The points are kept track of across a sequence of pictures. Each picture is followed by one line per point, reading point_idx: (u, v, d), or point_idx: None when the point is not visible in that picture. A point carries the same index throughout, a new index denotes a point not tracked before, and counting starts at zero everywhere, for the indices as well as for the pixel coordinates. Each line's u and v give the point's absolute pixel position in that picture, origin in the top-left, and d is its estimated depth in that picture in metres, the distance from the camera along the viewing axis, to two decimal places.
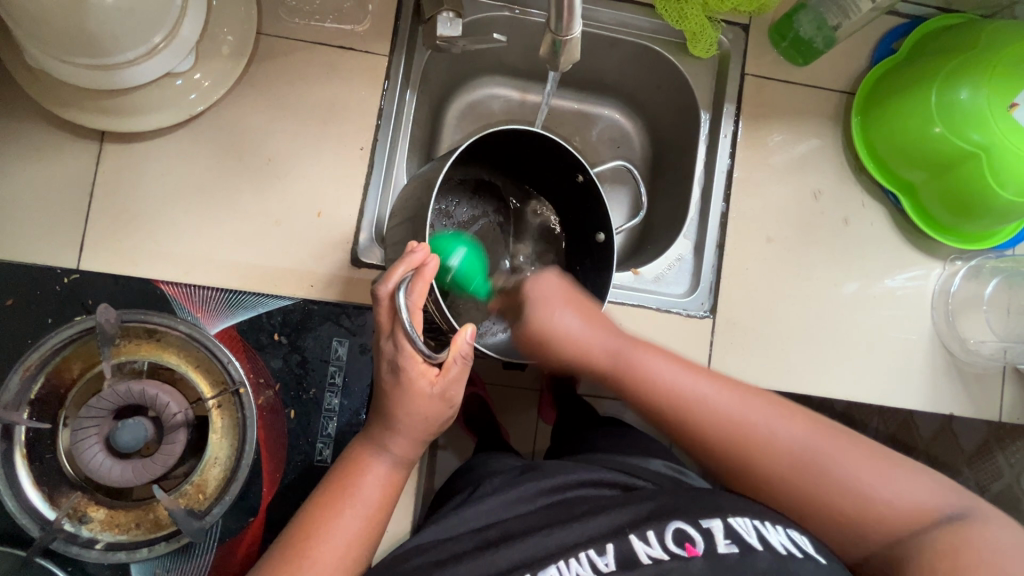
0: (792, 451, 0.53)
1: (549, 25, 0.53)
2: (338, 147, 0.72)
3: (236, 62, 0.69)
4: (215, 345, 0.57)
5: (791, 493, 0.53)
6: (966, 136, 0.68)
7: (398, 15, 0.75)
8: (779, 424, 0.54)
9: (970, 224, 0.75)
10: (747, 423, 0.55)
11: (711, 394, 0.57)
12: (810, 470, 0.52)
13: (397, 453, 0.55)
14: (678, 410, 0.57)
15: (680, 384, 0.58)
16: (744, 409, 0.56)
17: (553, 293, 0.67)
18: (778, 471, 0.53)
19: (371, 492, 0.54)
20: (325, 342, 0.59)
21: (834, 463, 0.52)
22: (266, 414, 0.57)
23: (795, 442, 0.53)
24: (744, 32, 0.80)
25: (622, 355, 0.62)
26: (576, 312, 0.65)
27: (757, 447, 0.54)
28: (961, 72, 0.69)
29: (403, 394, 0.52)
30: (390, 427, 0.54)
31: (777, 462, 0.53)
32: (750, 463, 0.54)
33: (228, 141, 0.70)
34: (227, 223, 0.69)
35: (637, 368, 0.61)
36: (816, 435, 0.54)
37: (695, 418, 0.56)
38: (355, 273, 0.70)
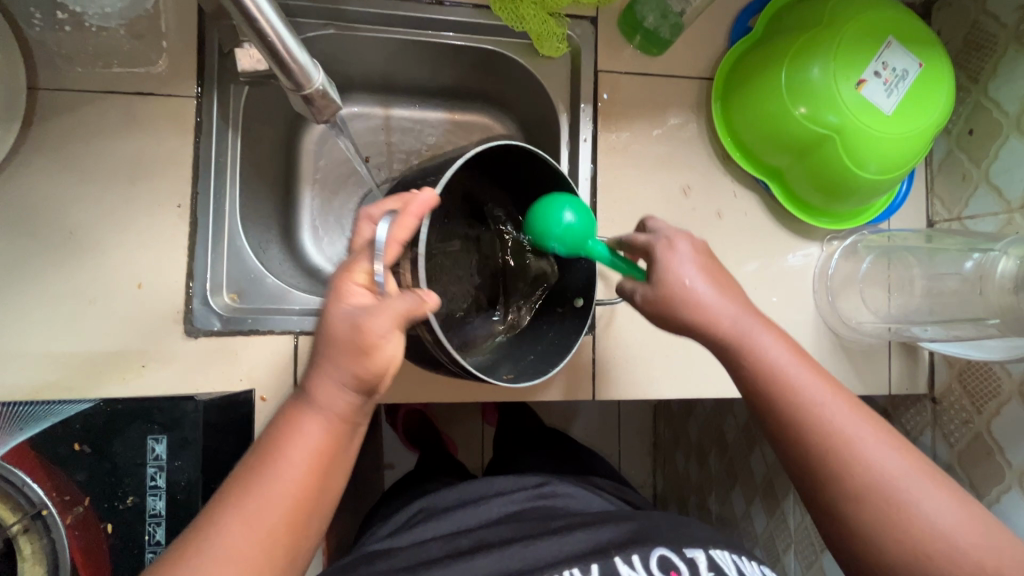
0: (880, 471, 0.50)
1: (283, 84, 0.54)
2: (151, 207, 0.64)
3: (9, 127, 0.60)
4: (3, 468, 0.50)
5: (847, 486, 0.50)
6: (821, 118, 0.65)
7: (201, 48, 0.66)
8: (875, 446, 0.51)
9: (840, 204, 0.73)
10: (846, 430, 0.51)
11: (818, 388, 0.52)
12: (887, 489, 0.49)
13: (329, 414, 0.46)
14: (787, 404, 0.52)
15: (789, 372, 0.53)
16: (843, 417, 0.52)
17: (676, 251, 0.56)
18: (846, 474, 0.50)
19: (296, 463, 0.45)
20: (138, 443, 0.52)
21: (916, 491, 0.49)
22: (80, 533, 0.51)
23: (885, 464, 0.50)
24: (592, 25, 0.74)
25: (742, 332, 0.54)
26: (711, 278, 0.55)
27: (847, 459, 0.50)
28: (809, 48, 0.66)
29: (332, 337, 0.45)
30: (326, 373, 0.45)
31: (865, 479, 0.50)
32: (828, 456, 0.51)
33: (17, 216, 0.61)
34: (36, 311, 0.61)
35: (753, 350, 0.53)
36: (906, 462, 0.50)
37: (789, 402, 0.52)
38: (191, 344, 0.64)
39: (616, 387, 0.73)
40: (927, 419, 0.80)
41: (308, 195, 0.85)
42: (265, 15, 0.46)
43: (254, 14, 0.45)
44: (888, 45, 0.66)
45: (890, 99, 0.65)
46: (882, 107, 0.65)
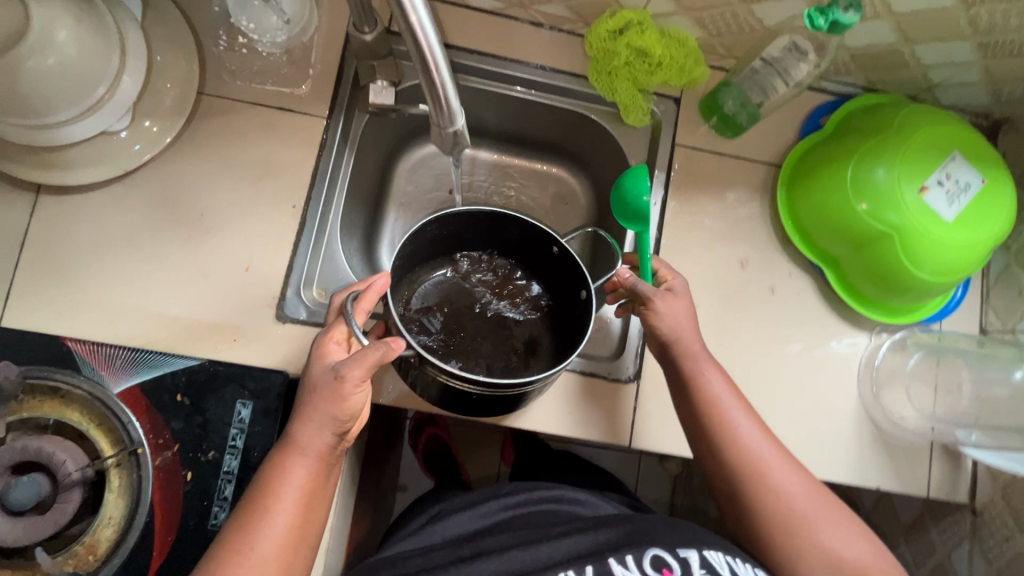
0: (792, 493, 0.62)
1: (431, 118, 0.52)
2: (271, 203, 0.74)
3: (174, 120, 0.72)
4: (117, 404, 0.58)
5: (766, 502, 0.62)
6: (881, 216, 0.70)
7: (339, 78, 0.77)
8: (790, 476, 0.63)
9: (894, 298, 0.76)
10: (769, 457, 0.64)
11: (748, 420, 0.65)
12: (795, 509, 0.62)
13: (309, 454, 0.54)
14: (726, 428, 0.65)
15: (730, 403, 0.65)
16: (770, 447, 0.64)
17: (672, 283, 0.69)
18: (772, 499, 0.62)
19: (288, 501, 0.53)
20: (228, 404, 0.59)
21: (818, 516, 0.62)
22: (163, 476, 0.57)
23: (796, 490, 0.62)
24: (675, 104, 0.82)
25: (694, 363, 0.67)
26: (684, 322, 0.68)
27: (770, 483, 0.63)
28: (876, 149, 0.72)
29: (316, 390, 0.54)
30: (303, 430, 0.54)
31: (778, 497, 0.62)
32: (754, 474, 0.63)
33: (162, 194, 0.72)
34: (159, 276, 0.71)
35: (703, 382, 0.66)
36: (817, 494, 0.63)
37: (730, 426, 0.64)
38: (278, 328, 0.71)
39: (652, 440, 0.75)
40: (965, 531, 0.79)
41: (393, 217, 0.92)
42: (432, 51, 0.45)
43: (422, 48, 0.44)
44: (952, 158, 0.71)
45: (951, 208, 0.70)
46: (942, 214, 0.69)
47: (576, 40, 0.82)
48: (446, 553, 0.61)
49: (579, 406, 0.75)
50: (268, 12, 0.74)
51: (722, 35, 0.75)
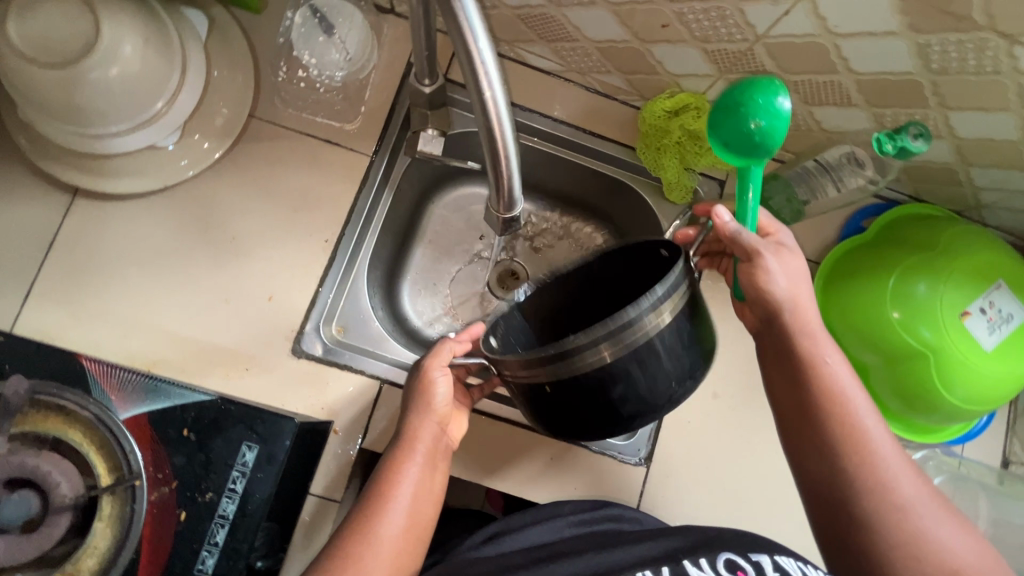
0: (902, 492, 0.53)
1: (488, 200, 0.49)
2: (305, 235, 0.73)
3: (221, 140, 0.71)
4: (121, 432, 0.56)
5: (870, 499, 0.52)
6: (919, 334, 0.69)
7: (389, 119, 0.77)
8: (902, 472, 0.53)
9: (920, 417, 0.74)
10: (881, 449, 0.54)
11: (861, 404, 0.55)
12: (905, 510, 0.52)
13: (423, 448, 0.57)
14: (838, 411, 0.54)
15: (845, 387, 0.55)
16: (882, 438, 0.54)
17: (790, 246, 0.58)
18: (878, 495, 0.52)
19: (405, 493, 0.55)
20: (234, 445, 0.57)
21: (933, 520, 0.52)
22: (155, 513, 0.55)
23: (907, 489, 0.53)
24: (719, 186, 0.82)
25: (808, 332, 0.56)
26: (803, 287, 0.57)
27: (875, 475, 0.53)
28: (920, 265, 0.71)
29: (418, 393, 0.59)
30: (415, 434, 0.58)
31: (885, 490, 0.52)
32: (863, 462, 0.53)
33: (197, 211, 0.71)
34: (181, 294, 0.70)
35: (818, 360, 0.56)
36: (932, 498, 0.53)
37: (842, 410, 0.54)
38: (293, 362, 0.70)
39: None
40: None
41: (420, 254, 0.90)
42: (503, 135, 0.42)
43: (492, 131, 0.41)
44: (996, 286, 0.70)
45: (990, 337, 0.68)
46: (981, 342, 0.68)
47: (629, 110, 0.82)
48: (528, 555, 0.59)
49: (581, 481, 0.74)
50: (331, 48, 0.74)
51: None
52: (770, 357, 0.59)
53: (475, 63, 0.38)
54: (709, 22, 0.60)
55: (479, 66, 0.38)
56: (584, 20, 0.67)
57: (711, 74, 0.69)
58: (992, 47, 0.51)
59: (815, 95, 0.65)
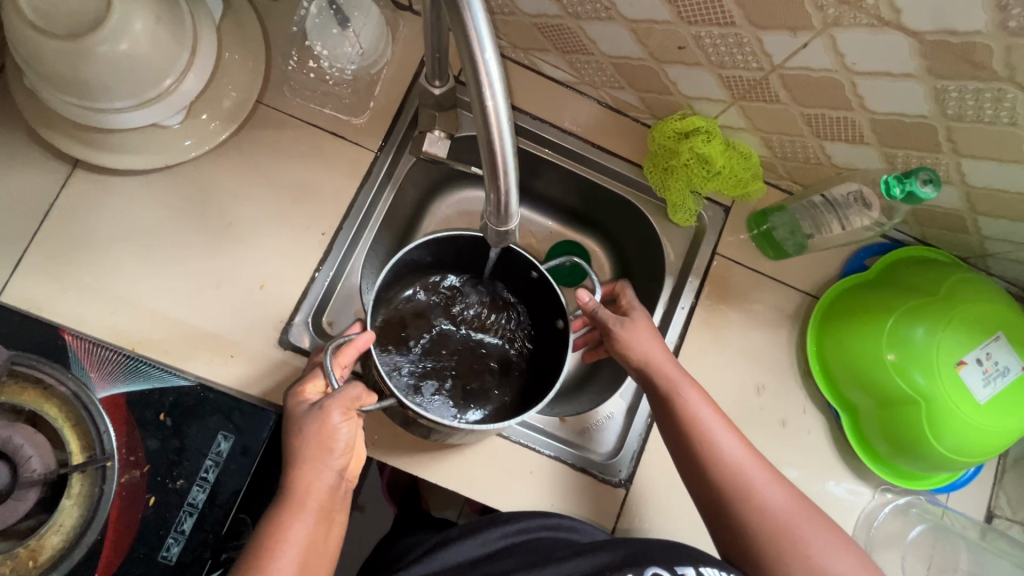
0: (770, 507, 0.61)
1: (483, 212, 0.48)
2: (302, 226, 0.73)
3: (227, 124, 0.71)
4: (97, 410, 0.56)
5: (743, 517, 0.61)
6: (912, 379, 0.68)
7: (397, 116, 0.76)
8: (767, 488, 0.62)
9: (907, 463, 0.72)
10: (745, 471, 0.63)
11: (723, 435, 0.64)
12: (773, 525, 0.61)
13: (307, 508, 0.51)
14: (701, 448, 0.64)
15: (708, 426, 0.64)
16: (746, 462, 0.63)
17: (638, 318, 0.70)
18: (748, 515, 0.61)
19: (286, 563, 0.49)
20: (209, 434, 0.57)
21: (801, 530, 0.60)
22: (124, 496, 0.55)
23: (774, 503, 0.61)
24: (724, 213, 0.81)
25: (670, 381, 0.66)
26: (662, 354, 0.68)
27: (746, 496, 0.62)
28: (919, 309, 0.70)
29: (306, 452, 0.52)
30: (296, 499, 0.51)
31: (752, 508, 0.61)
32: (729, 487, 0.62)
33: (195, 193, 0.71)
34: (171, 274, 0.69)
35: (679, 402, 0.65)
36: (799, 508, 0.62)
37: (706, 446, 0.63)
38: (278, 354, 0.70)
39: None
40: None
41: None
42: (504, 149, 0.41)
43: (493, 143, 0.40)
44: (995, 338, 0.69)
45: (984, 389, 0.67)
46: (975, 392, 0.67)
47: (639, 127, 0.81)
48: None
49: (559, 498, 0.73)
50: (345, 40, 0.73)
51: (787, 160, 0.73)
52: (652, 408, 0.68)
53: (480, 73, 0.37)
54: (726, 48, 0.59)
55: (483, 76, 0.37)
56: (600, 35, 0.66)
57: (725, 99, 0.68)
58: (1011, 98, 0.50)
59: (828, 130, 0.64)
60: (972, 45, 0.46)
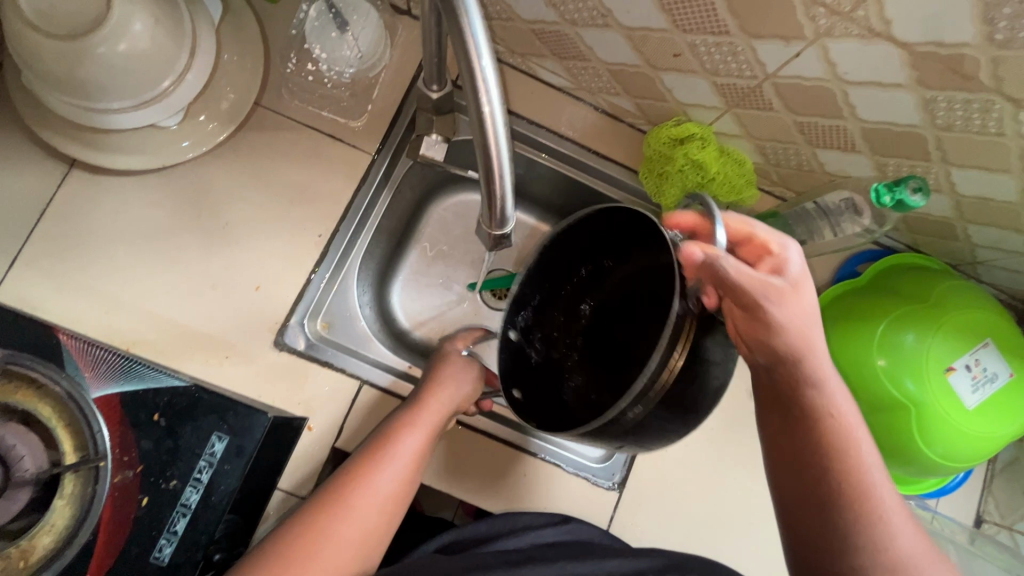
0: (888, 528, 0.51)
1: (481, 216, 0.48)
2: (299, 228, 0.73)
3: (225, 127, 0.71)
4: (91, 410, 0.55)
5: (857, 529, 0.51)
6: (902, 385, 0.69)
7: (394, 120, 0.77)
8: (894, 515, 0.51)
9: (897, 468, 0.73)
10: (871, 480, 0.51)
11: (858, 428, 0.52)
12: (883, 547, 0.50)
13: (396, 459, 0.62)
14: (830, 437, 0.51)
15: (842, 415, 0.52)
16: (871, 470, 0.52)
17: (772, 258, 0.51)
18: (865, 528, 0.50)
19: (369, 495, 0.60)
20: (203, 435, 0.57)
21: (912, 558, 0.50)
22: (117, 496, 0.55)
23: (895, 526, 0.51)
24: None
25: (807, 353, 0.51)
26: (815, 330, 0.51)
27: (860, 506, 0.51)
28: (909, 315, 0.71)
29: (416, 417, 0.65)
30: (384, 452, 0.62)
31: (872, 523, 0.51)
32: (846, 492, 0.51)
33: (192, 194, 0.71)
34: (167, 274, 0.69)
35: (816, 380, 0.52)
36: (915, 530, 0.52)
37: (833, 435, 0.52)
38: (274, 355, 0.70)
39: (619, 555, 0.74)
40: None
41: (413, 255, 0.90)
42: (500, 154, 0.41)
43: (488, 147, 0.40)
44: (984, 345, 0.70)
45: (973, 395, 0.68)
46: (963, 398, 0.68)
47: (635, 132, 0.82)
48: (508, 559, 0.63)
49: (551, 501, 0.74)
50: (344, 44, 0.75)
51: (780, 166, 0.74)
52: (769, 402, 0.56)
53: (477, 80, 0.37)
54: (720, 56, 0.60)
55: (481, 82, 0.37)
56: (597, 41, 0.67)
57: (719, 106, 0.69)
58: (998, 109, 0.51)
59: (820, 138, 0.65)
60: (960, 57, 0.47)
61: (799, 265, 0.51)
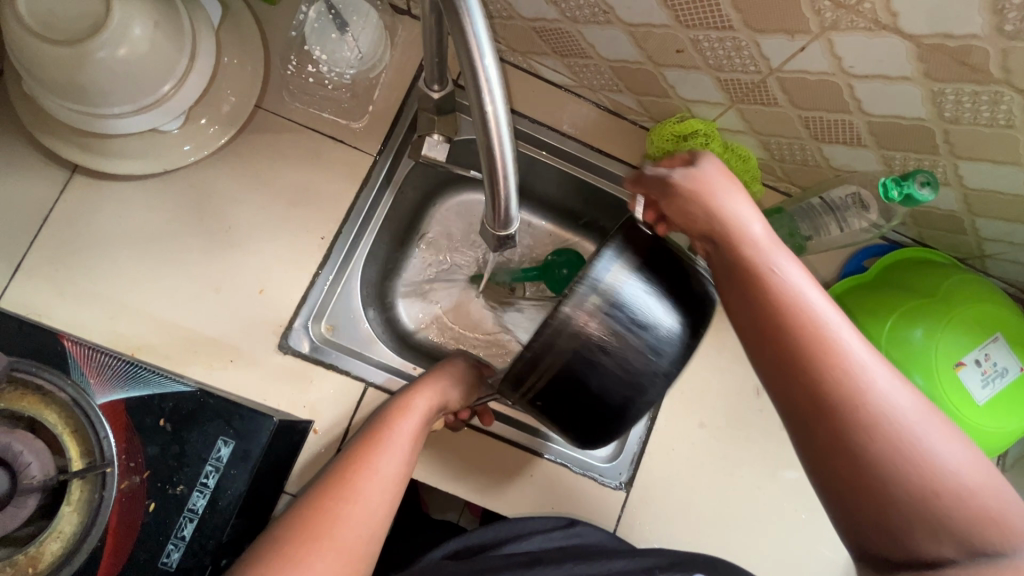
0: (910, 430, 0.37)
1: (483, 218, 0.48)
2: (302, 231, 0.73)
3: (226, 130, 0.71)
4: (97, 416, 0.55)
5: (869, 438, 0.37)
6: (911, 380, 0.68)
7: (396, 121, 0.76)
8: (889, 390, 0.38)
9: None
10: (864, 369, 0.38)
11: (823, 301, 0.42)
12: (909, 452, 0.36)
13: (394, 443, 0.56)
14: (767, 313, 0.42)
15: (798, 287, 0.42)
16: (867, 359, 0.39)
17: (708, 173, 0.49)
18: (867, 431, 0.37)
19: (365, 483, 0.52)
20: (210, 439, 0.57)
21: (950, 460, 0.36)
22: (125, 501, 0.55)
23: (902, 412, 0.37)
24: None
25: (719, 231, 0.46)
26: (749, 214, 0.46)
27: (874, 408, 0.37)
28: (918, 310, 0.70)
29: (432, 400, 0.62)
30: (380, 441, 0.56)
31: (872, 423, 0.37)
32: (835, 391, 0.38)
33: (194, 197, 0.71)
34: (170, 278, 0.69)
35: (739, 252, 0.45)
36: (940, 423, 0.38)
37: (788, 312, 0.41)
38: (279, 358, 0.69)
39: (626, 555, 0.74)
40: None
41: (417, 256, 0.89)
42: (503, 154, 0.41)
43: (491, 147, 0.40)
44: (993, 339, 0.69)
45: (983, 390, 0.68)
46: (973, 394, 0.67)
47: (637, 130, 0.81)
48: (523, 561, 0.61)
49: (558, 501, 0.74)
50: (343, 45, 0.73)
51: (785, 162, 0.74)
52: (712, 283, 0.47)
53: (479, 80, 0.37)
54: (723, 51, 0.59)
55: (483, 83, 0.37)
56: (598, 38, 0.66)
57: (722, 102, 0.68)
58: (1008, 100, 0.50)
59: (825, 132, 0.65)
60: (968, 49, 0.46)
61: (713, 167, 0.49)
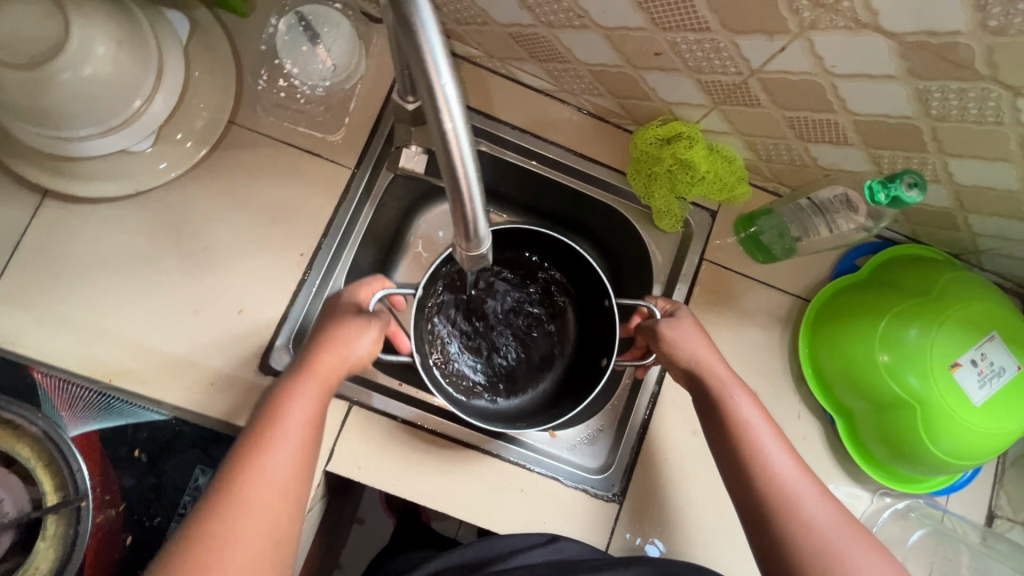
0: (824, 533, 0.55)
1: (455, 237, 0.46)
2: (281, 248, 0.71)
3: (200, 148, 0.69)
4: (69, 449, 0.62)
5: (788, 533, 0.55)
6: (906, 382, 0.66)
7: (374, 132, 0.75)
8: (813, 504, 0.56)
9: (906, 467, 0.71)
10: (792, 488, 0.57)
11: (771, 443, 0.59)
12: (823, 548, 0.54)
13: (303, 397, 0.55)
14: (735, 447, 0.59)
15: (755, 432, 0.59)
16: (796, 482, 0.57)
17: (685, 316, 0.66)
18: (795, 533, 0.55)
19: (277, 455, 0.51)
20: (184, 468, 0.64)
21: (853, 553, 0.54)
22: (99, 531, 0.62)
23: (823, 523, 0.55)
24: (710, 217, 0.79)
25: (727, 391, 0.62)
26: (720, 367, 0.63)
27: (796, 518, 0.55)
28: (912, 309, 0.68)
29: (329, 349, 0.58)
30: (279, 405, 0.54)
31: (798, 529, 0.55)
32: (775, 505, 0.56)
33: (169, 218, 0.69)
34: (147, 301, 0.68)
35: (725, 405, 0.61)
36: (846, 524, 0.56)
37: (749, 450, 0.59)
38: (260, 380, 0.68)
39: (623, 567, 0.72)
40: None
41: (402, 267, 0.88)
42: (468, 174, 0.39)
43: (455, 166, 0.38)
44: (990, 337, 0.67)
45: (981, 391, 0.66)
46: (971, 394, 0.66)
47: (621, 133, 0.80)
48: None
49: (551, 516, 0.72)
50: (316, 57, 0.71)
51: (772, 161, 0.72)
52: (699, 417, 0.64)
53: (437, 99, 0.35)
54: (702, 53, 0.57)
55: (441, 101, 0.35)
56: (575, 42, 0.65)
57: (705, 103, 0.66)
58: (995, 97, 0.48)
59: (810, 132, 0.63)
60: (954, 46, 0.45)
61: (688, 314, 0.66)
